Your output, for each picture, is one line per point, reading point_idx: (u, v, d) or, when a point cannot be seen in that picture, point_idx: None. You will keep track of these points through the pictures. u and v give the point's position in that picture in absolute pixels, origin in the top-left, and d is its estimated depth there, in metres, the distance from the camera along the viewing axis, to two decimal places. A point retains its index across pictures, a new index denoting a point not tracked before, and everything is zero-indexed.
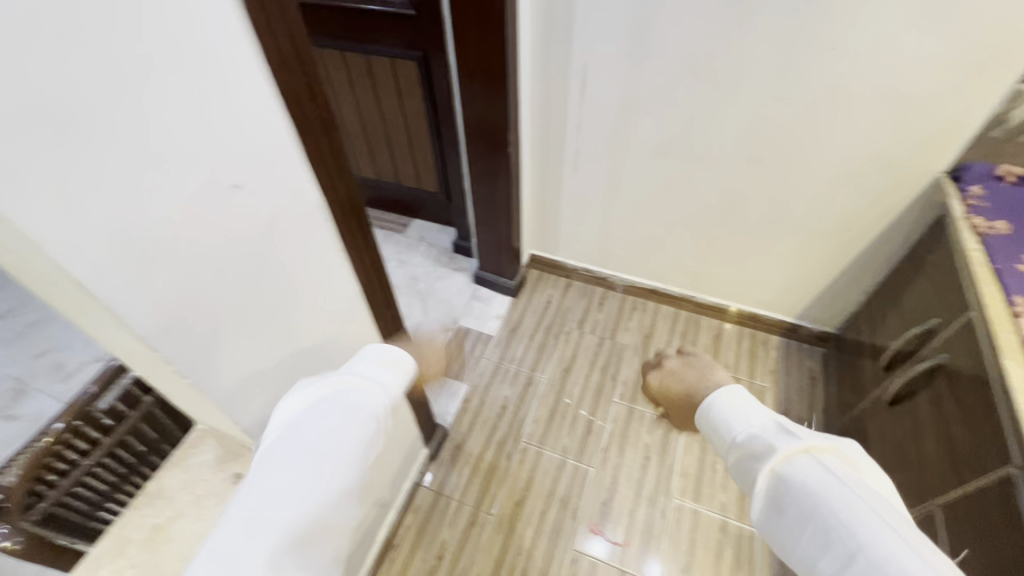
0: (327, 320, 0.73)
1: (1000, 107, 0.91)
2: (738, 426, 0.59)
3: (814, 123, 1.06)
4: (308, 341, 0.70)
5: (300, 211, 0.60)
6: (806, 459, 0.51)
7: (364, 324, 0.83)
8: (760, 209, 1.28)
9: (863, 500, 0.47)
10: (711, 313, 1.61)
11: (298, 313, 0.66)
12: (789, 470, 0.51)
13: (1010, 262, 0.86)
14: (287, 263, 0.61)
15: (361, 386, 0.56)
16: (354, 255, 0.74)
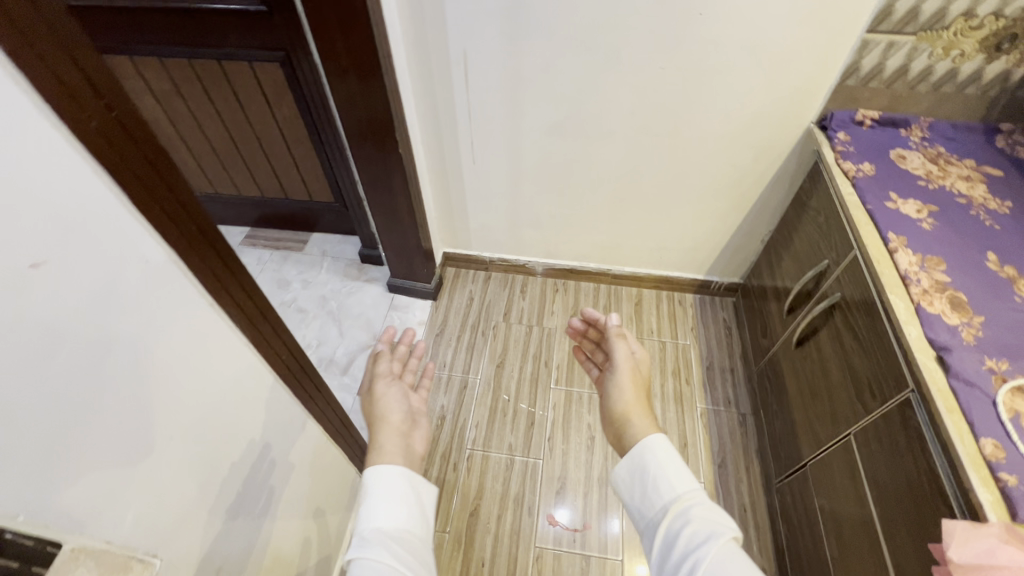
0: (218, 386, 0.63)
1: (853, 57, 0.98)
2: (664, 490, 0.66)
3: (695, 88, 1.08)
4: (196, 412, 0.60)
5: (146, 273, 0.49)
6: (715, 526, 0.60)
7: (261, 376, 0.74)
8: (660, 177, 1.30)
9: (738, 553, 0.58)
10: (629, 282, 1.64)
11: (171, 390, 0.55)
12: (708, 532, 0.60)
13: (880, 202, 0.93)
14: (143, 338, 0.50)
15: (379, 513, 0.70)
16: (233, 306, 0.63)
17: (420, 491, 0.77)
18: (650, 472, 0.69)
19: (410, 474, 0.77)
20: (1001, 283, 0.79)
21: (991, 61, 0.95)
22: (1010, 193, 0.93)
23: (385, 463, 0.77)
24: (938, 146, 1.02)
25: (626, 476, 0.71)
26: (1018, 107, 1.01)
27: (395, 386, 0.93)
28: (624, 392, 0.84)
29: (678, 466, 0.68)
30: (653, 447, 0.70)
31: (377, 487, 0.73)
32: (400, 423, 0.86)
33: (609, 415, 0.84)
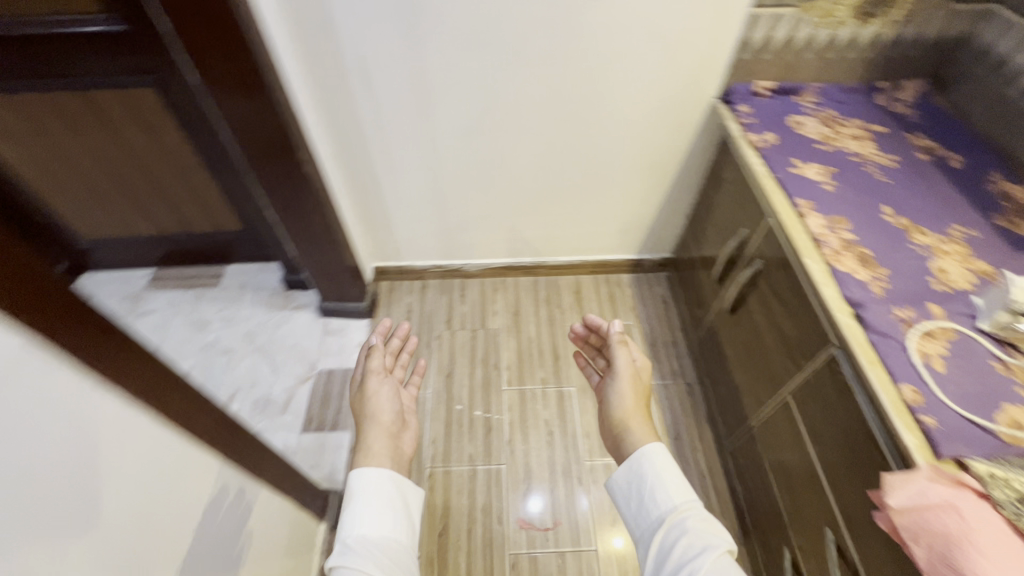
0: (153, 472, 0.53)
1: (744, 32, 1.01)
2: (663, 501, 0.72)
3: (602, 73, 1.08)
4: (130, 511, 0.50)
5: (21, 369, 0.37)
6: (706, 534, 0.67)
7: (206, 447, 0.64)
8: (581, 165, 1.30)
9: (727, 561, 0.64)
10: (566, 271, 1.65)
11: (91, 486, 0.45)
12: (700, 541, 0.66)
13: (786, 169, 0.96)
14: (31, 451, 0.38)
15: (361, 515, 0.75)
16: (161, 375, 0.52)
17: (407, 494, 0.81)
18: (649, 482, 0.75)
19: (398, 477, 0.81)
20: (898, 234, 0.85)
21: (864, 26, 1.02)
22: (895, 147, 1.00)
23: (373, 464, 0.82)
24: (829, 109, 1.08)
25: (626, 489, 0.77)
26: (892, 66, 1.09)
27: (386, 382, 0.98)
28: (625, 399, 0.90)
29: (674, 477, 0.75)
30: (651, 459, 0.77)
31: (363, 490, 0.77)
32: (390, 421, 0.91)
33: (610, 421, 0.91)
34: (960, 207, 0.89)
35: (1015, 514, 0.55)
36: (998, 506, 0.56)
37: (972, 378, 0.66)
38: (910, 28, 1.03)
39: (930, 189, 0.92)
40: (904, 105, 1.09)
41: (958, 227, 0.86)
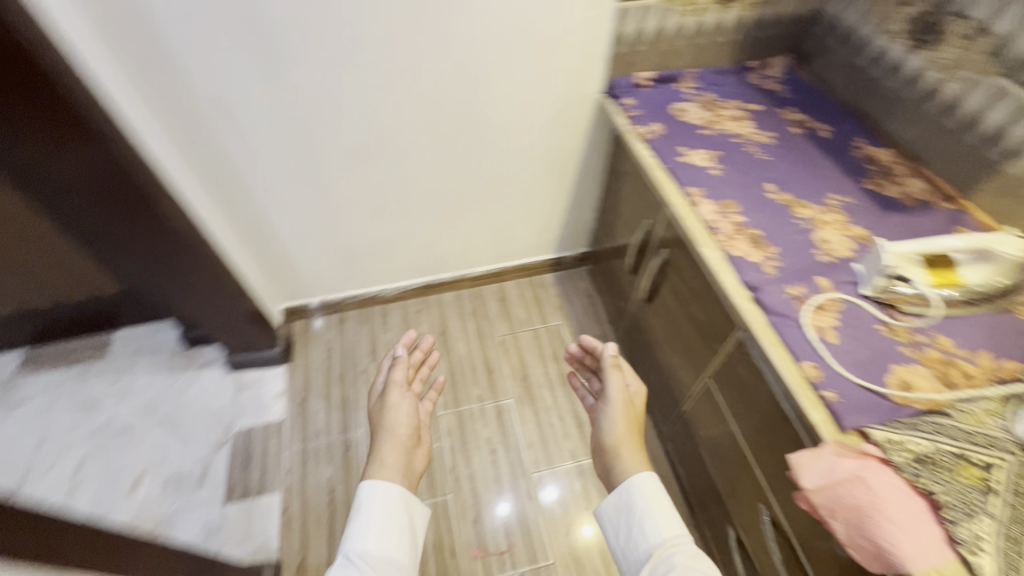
0: None
1: (615, 26, 1.01)
2: (651, 535, 0.77)
3: (483, 80, 1.05)
4: None
5: None
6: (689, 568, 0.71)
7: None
8: (482, 174, 1.26)
9: None
10: (488, 280, 1.61)
11: None
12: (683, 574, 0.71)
13: (674, 158, 0.97)
14: None
15: (363, 533, 0.80)
16: None
17: (414, 515, 0.86)
18: (639, 513, 0.80)
19: (406, 495, 0.87)
20: (783, 211, 0.87)
21: (727, 10, 1.05)
22: (771, 124, 1.04)
23: (383, 478, 0.87)
24: (708, 93, 1.11)
25: (618, 522, 0.82)
26: (758, 46, 1.13)
27: (405, 396, 1.04)
28: (617, 425, 0.94)
29: (662, 510, 0.80)
30: (641, 491, 0.82)
31: (372, 503, 0.84)
32: (407, 436, 0.96)
33: (604, 446, 0.94)
34: (833, 176, 0.94)
35: (914, 475, 0.58)
36: (899, 471, 0.58)
37: (862, 345, 0.69)
38: (768, 9, 1.06)
39: (806, 162, 0.96)
40: (775, 81, 1.14)
41: (834, 196, 0.90)
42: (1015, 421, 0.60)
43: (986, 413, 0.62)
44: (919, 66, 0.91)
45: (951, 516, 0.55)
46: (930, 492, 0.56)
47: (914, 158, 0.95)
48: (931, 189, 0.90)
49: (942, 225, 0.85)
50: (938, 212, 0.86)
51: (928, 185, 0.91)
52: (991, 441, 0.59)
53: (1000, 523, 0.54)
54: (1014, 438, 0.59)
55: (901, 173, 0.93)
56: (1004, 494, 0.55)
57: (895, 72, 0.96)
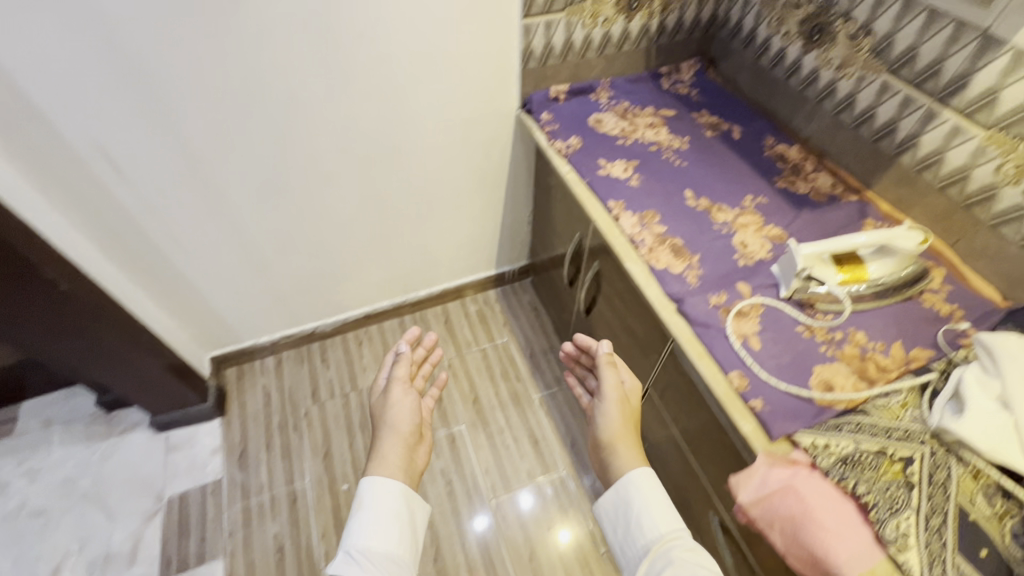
0: None
1: (522, 42, 1.00)
2: (649, 529, 0.70)
3: (393, 106, 1.01)
4: None
5: None
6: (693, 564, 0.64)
7: None
8: (408, 200, 1.22)
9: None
10: (430, 303, 1.57)
11: None
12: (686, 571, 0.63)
13: (594, 172, 0.96)
14: None
15: (363, 530, 0.71)
16: None
17: (415, 512, 0.77)
18: (635, 507, 0.72)
19: (407, 491, 0.77)
20: (701, 217, 0.88)
21: (631, 20, 1.05)
22: (685, 129, 1.06)
23: (386, 475, 0.77)
24: (623, 102, 1.11)
25: (613, 516, 0.74)
26: (666, 52, 1.15)
27: (409, 394, 0.92)
28: (613, 422, 0.83)
29: (661, 502, 0.72)
30: (636, 484, 0.73)
31: (371, 500, 0.74)
32: (411, 432, 0.86)
33: (600, 444, 0.83)
34: (747, 177, 0.96)
35: (840, 478, 0.58)
36: (826, 475, 0.59)
37: (783, 348, 0.70)
38: (670, 16, 1.08)
39: (720, 165, 0.98)
40: (685, 85, 1.15)
41: (749, 197, 0.92)
42: (928, 411, 0.62)
43: (900, 407, 0.63)
44: (813, 65, 0.95)
45: (878, 516, 0.56)
46: (856, 494, 0.57)
47: (820, 153, 0.98)
48: (837, 183, 0.93)
49: (850, 218, 0.88)
50: (846, 204, 0.89)
51: (833, 179, 0.94)
52: (907, 434, 0.61)
53: (921, 515, 0.55)
54: (927, 428, 0.61)
55: (810, 169, 0.96)
56: (923, 485, 0.57)
57: (794, 71, 0.99)
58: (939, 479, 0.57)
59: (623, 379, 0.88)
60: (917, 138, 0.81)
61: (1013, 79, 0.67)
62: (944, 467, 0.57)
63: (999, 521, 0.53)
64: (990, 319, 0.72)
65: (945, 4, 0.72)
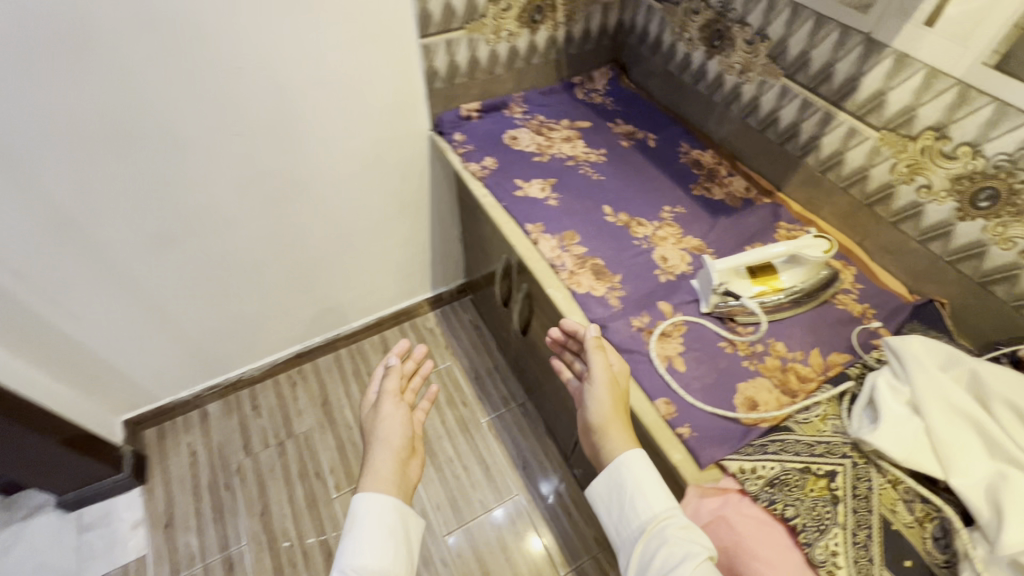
0: None
1: (424, 62, 0.95)
2: (641, 511, 0.58)
3: (290, 138, 0.94)
4: None
5: None
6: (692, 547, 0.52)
7: None
8: (324, 232, 1.15)
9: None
10: (366, 333, 1.49)
11: None
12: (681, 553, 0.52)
13: (510, 194, 0.93)
14: None
15: (358, 550, 0.63)
16: None
17: (412, 530, 0.69)
18: (625, 488, 0.59)
19: (402, 507, 0.69)
20: (621, 233, 0.86)
21: (536, 33, 1.02)
22: (602, 140, 1.04)
23: (379, 495, 0.68)
24: (537, 116, 1.08)
25: (601, 491, 0.61)
26: (577, 62, 1.13)
27: (402, 408, 0.79)
28: (603, 403, 0.64)
29: (654, 479, 0.59)
30: (627, 465, 0.60)
31: (364, 515, 0.66)
32: (404, 448, 0.74)
33: (591, 432, 0.66)
34: (664, 187, 0.95)
35: (769, 502, 0.57)
36: (755, 500, 0.58)
37: (707, 368, 0.69)
38: (576, 26, 1.06)
39: (638, 176, 0.97)
40: (600, 94, 1.13)
41: (667, 208, 0.91)
42: (847, 420, 0.61)
43: (821, 419, 0.63)
44: (717, 70, 0.95)
45: (808, 538, 0.55)
46: (786, 518, 0.56)
47: (733, 156, 0.99)
48: (750, 185, 0.94)
49: (765, 221, 0.88)
50: (760, 207, 0.90)
51: (747, 181, 0.94)
52: (829, 448, 0.60)
53: (848, 532, 0.54)
54: (849, 439, 0.60)
55: (725, 173, 0.96)
56: (847, 500, 0.56)
57: (701, 76, 0.99)
58: (862, 492, 0.56)
59: (613, 361, 0.69)
60: (818, 140, 0.82)
61: (897, 81, 0.69)
62: (866, 478, 0.57)
63: (921, 526, 0.54)
64: (900, 315, 0.73)
65: (830, 10, 0.73)
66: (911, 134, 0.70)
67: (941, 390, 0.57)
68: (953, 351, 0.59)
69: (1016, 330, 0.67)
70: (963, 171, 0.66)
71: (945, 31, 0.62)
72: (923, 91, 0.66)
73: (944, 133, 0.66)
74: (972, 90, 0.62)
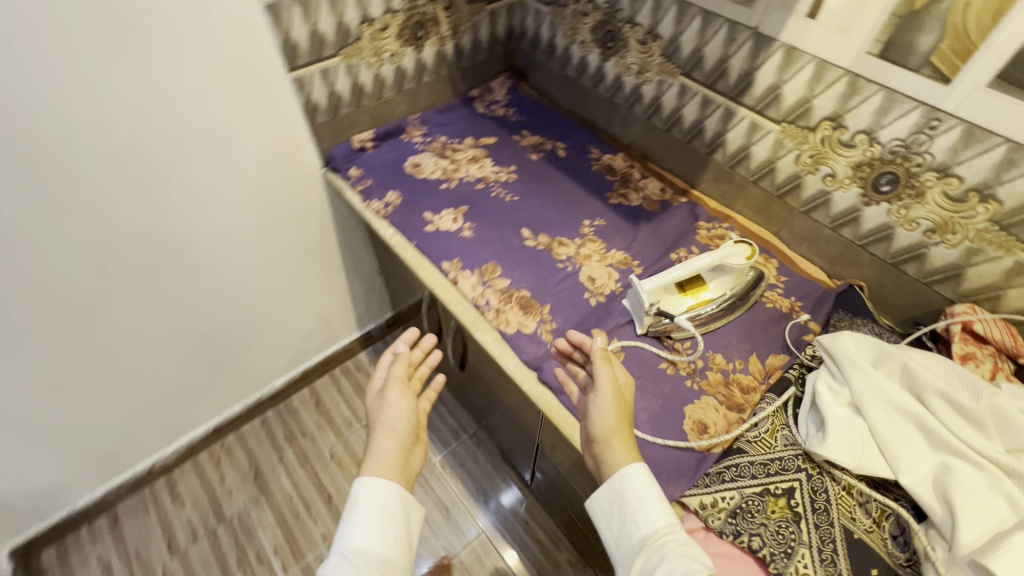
0: None
1: (300, 97, 0.84)
2: (641, 526, 0.54)
3: (152, 201, 0.79)
4: None
5: None
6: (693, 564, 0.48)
7: None
8: (219, 295, 1.01)
9: None
10: (293, 388, 1.36)
11: None
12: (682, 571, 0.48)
13: (421, 230, 0.85)
14: None
15: (355, 534, 0.60)
16: None
17: (413, 515, 0.65)
18: (624, 501, 0.55)
19: (402, 493, 0.65)
20: (544, 258, 0.81)
21: (422, 50, 0.93)
22: (510, 157, 0.98)
23: (381, 480, 0.64)
24: (439, 137, 1.00)
25: (602, 505, 0.57)
26: (472, 74, 1.06)
27: (407, 394, 0.73)
28: (607, 416, 0.58)
29: (656, 492, 0.55)
30: (627, 477, 0.56)
31: (363, 502, 0.62)
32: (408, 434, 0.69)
33: (591, 444, 0.60)
34: (581, 200, 0.90)
35: (735, 535, 0.55)
36: (721, 535, 0.55)
37: (651, 396, 0.65)
38: (465, 38, 0.98)
39: (553, 191, 0.92)
40: (501, 105, 1.07)
41: (587, 222, 0.87)
42: (796, 429, 0.60)
43: (771, 434, 0.61)
44: (616, 72, 0.91)
45: (778, 567, 0.52)
46: (753, 550, 0.54)
47: (644, 157, 0.96)
48: (665, 186, 0.92)
49: (685, 223, 0.86)
50: (677, 208, 0.88)
51: (661, 182, 0.92)
52: (783, 464, 0.58)
53: (814, 550, 0.53)
54: (800, 449, 0.59)
55: (639, 177, 0.93)
56: (809, 517, 0.55)
57: (600, 79, 0.95)
58: (822, 505, 0.55)
59: (619, 372, 0.63)
60: (723, 137, 0.81)
61: (790, 74, 0.68)
62: (823, 490, 0.56)
63: (879, 527, 0.54)
64: (825, 306, 0.73)
65: (717, 6, 0.71)
66: (810, 126, 0.69)
67: (879, 386, 0.56)
68: (881, 344, 0.58)
69: (930, 306, 0.69)
70: (862, 159, 0.66)
71: (829, 22, 0.61)
72: (816, 83, 0.66)
73: (841, 123, 0.66)
74: (860, 79, 0.62)
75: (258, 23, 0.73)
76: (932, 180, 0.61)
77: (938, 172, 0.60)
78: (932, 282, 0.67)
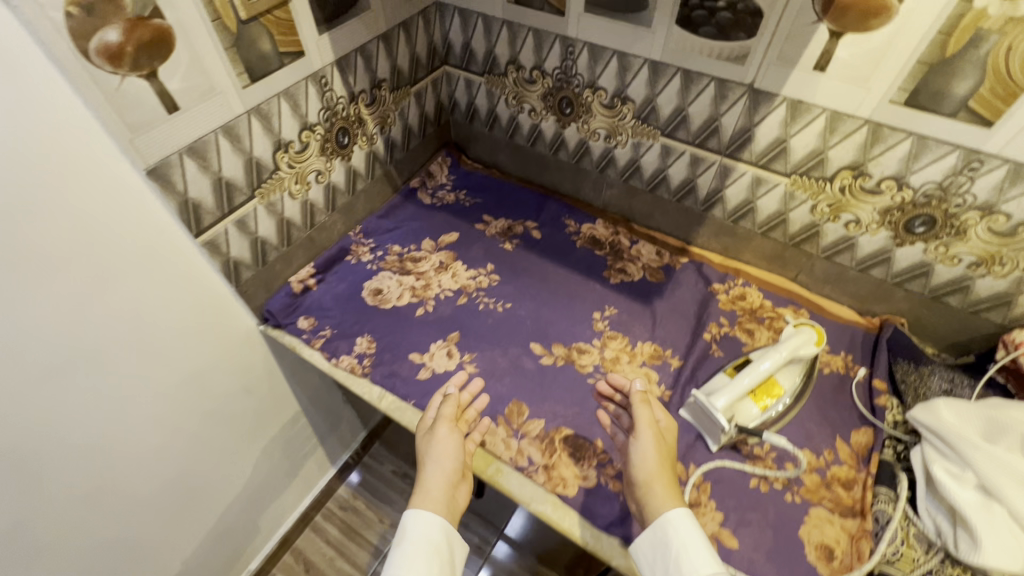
0: None
1: (215, 258, 0.64)
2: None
3: (42, 466, 0.54)
4: None
5: None
6: None
7: None
8: (164, 527, 0.75)
9: None
10: (272, 561, 1.11)
11: None
12: None
13: (415, 381, 0.69)
14: None
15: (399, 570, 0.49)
16: None
17: (459, 551, 0.54)
18: (667, 549, 0.48)
19: (445, 527, 0.53)
20: (571, 378, 0.69)
21: (350, 157, 0.77)
22: (482, 251, 0.84)
23: (425, 517, 0.52)
24: (391, 248, 0.84)
25: (645, 556, 0.49)
26: (407, 163, 0.91)
27: (454, 431, 0.59)
28: (649, 458, 0.53)
29: (704, 542, 0.48)
30: (672, 521, 0.49)
31: (409, 538, 0.51)
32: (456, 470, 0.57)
33: (632, 492, 0.54)
34: (581, 288, 0.79)
35: None
36: None
37: (760, 529, 0.55)
38: (393, 128, 0.83)
39: (545, 285, 0.80)
40: (448, 190, 0.92)
41: (598, 315, 0.75)
42: (922, 522, 0.54)
43: (908, 545, 0.54)
44: (578, 137, 0.81)
45: None
46: None
47: (626, 219, 0.87)
48: (660, 249, 0.83)
49: (697, 288, 0.78)
50: (682, 272, 0.79)
51: (654, 245, 0.83)
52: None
53: None
54: (942, 552, 0.52)
55: (630, 244, 0.84)
56: None
57: (559, 146, 0.84)
58: None
59: (658, 414, 0.59)
60: (721, 194, 0.73)
61: (797, 128, 0.61)
62: None
63: None
64: (880, 357, 0.68)
65: (699, 65, 0.62)
66: (826, 176, 0.63)
67: (1002, 463, 0.50)
68: (989, 414, 0.54)
69: (979, 332, 0.66)
70: (892, 204, 0.61)
71: (842, 74, 0.55)
72: (829, 134, 0.60)
73: (862, 171, 0.60)
74: (883, 128, 0.56)
75: (145, 193, 0.53)
76: (975, 219, 0.57)
77: (982, 211, 0.56)
78: (980, 311, 0.64)
